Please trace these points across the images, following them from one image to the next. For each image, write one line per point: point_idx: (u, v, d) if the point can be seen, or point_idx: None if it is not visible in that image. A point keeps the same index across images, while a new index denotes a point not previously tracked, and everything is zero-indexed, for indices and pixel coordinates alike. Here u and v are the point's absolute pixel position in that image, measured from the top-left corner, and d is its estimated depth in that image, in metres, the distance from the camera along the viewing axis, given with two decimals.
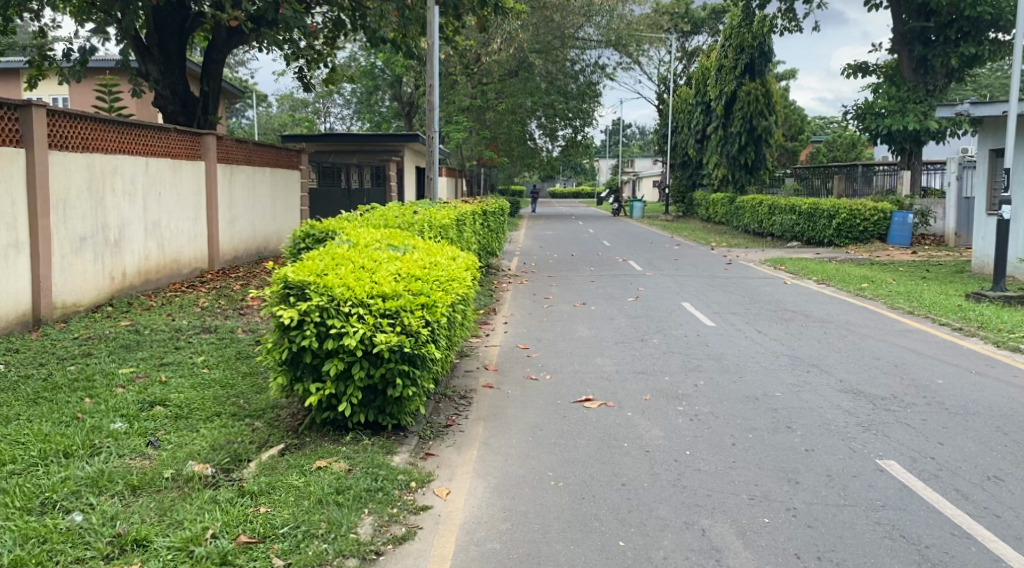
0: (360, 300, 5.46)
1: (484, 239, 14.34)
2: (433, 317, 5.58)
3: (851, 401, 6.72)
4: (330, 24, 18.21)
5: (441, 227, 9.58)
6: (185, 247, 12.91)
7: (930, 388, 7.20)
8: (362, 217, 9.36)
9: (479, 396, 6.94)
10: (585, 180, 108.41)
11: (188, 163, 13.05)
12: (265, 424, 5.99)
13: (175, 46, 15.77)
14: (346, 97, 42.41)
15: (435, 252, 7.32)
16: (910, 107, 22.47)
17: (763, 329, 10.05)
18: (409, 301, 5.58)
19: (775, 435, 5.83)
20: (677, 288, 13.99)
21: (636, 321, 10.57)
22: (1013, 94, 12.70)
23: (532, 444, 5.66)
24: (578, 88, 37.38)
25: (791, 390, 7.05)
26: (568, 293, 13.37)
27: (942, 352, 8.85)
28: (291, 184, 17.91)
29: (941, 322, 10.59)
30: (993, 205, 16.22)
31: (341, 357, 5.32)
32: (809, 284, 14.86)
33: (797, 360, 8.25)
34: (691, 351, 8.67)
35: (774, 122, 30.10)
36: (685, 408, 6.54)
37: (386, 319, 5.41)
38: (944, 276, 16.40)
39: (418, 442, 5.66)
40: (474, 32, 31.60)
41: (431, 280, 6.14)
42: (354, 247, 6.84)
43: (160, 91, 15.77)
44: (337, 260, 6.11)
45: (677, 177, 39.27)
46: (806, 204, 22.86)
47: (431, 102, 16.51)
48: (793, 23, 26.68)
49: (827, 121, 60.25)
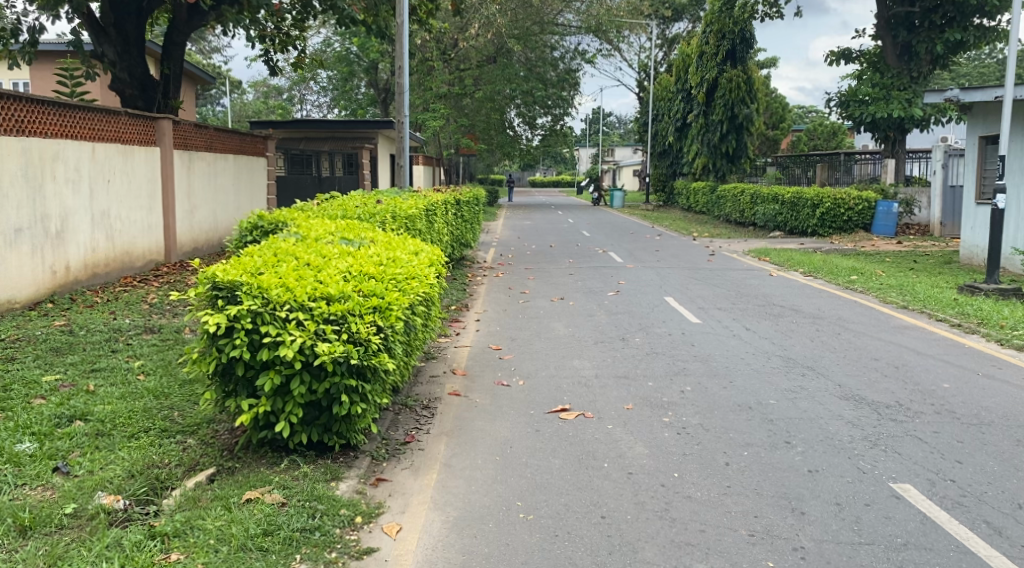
0: (300, 303, 4.75)
1: (457, 230, 13.66)
2: (387, 323, 4.90)
3: (853, 410, 6.09)
4: (297, 6, 17.35)
5: (408, 217, 8.86)
6: (138, 237, 12.08)
7: (937, 394, 6.59)
8: (318, 207, 8.65)
9: (443, 405, 6.25)
10: (564, 169, 107.88)
11: (141, 149, 12.19)
12: (198, 442, 5.27)
13: (133, 25, 14.82)
14: (321, 84, 41.40)
15: (395, 245, 6.61)
16: (893, 94, 22.01)
17: (752, 327, 9.40)
18: (358, 304, 4.89)
19: (774, 452, 5.18)
20: (658, 281, 13.34)
21: (616, 318, 9.91)
22: (1011, 78, 12.15)
23: (500, 465, 4.98)
24: (558, 74, 36.37)
25: (787, 398, 6.41)
26: (545, 287, 12.69)
27: (944, 351, 8.25)
28: (257, 171, 17.04)
29: (939, 317, 10.00)
30: (983, 194, 15.74)
31: (277, 369, 4.61)
32: (796, 276, 14.29)
33: (791, 361, 7.62)
34: (676, 351, 8.01)
35: (755, 110, 29.53)
36: (671, 419, 5.88)
37: (330, 325, 4.72)
38: (932, 267, 15.87)
39: (369, 464, 4.96)
40: (451, 16, 30.80)
41: (389, 278, 5.46)
42: (302, 241, 6.13)
43: (117, 74, 14.78)
44: (280, 257, 5.40)
45: (657, 166, 38.62)
46: (789, 193, 22.30)
47: (402, 85, 15.67)
48: (775, 9, 26.10)
49: (804, 110, 60.52)
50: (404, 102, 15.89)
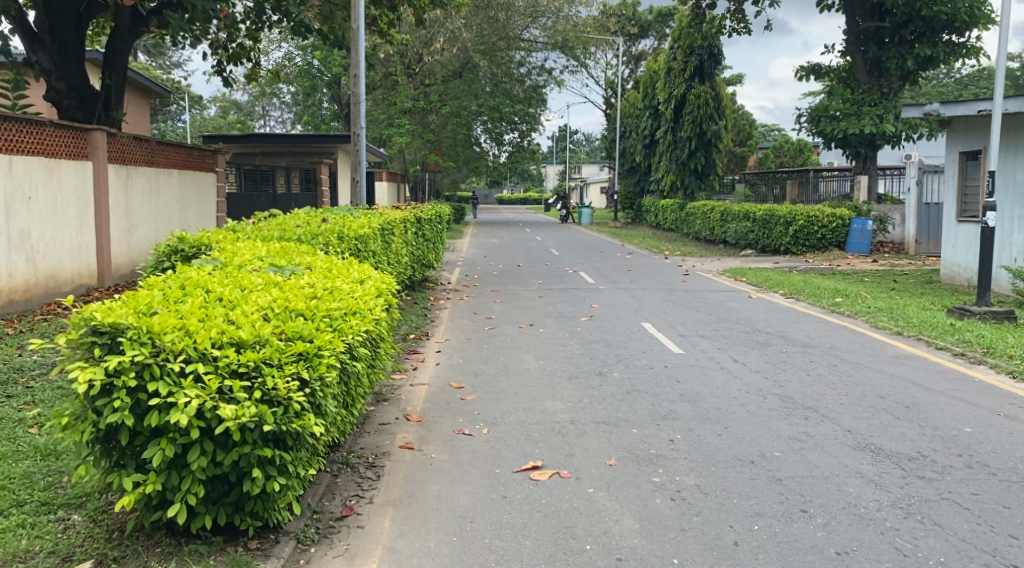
0: (201, 352, 3.78)
1: (417, 250, 12.70)
2: (315, 375, 3.96)
3: (872, 465, 5.23)
4: (249, 17, 16.37)
5: (358, 236, 7.85)
6: (65, 261, 10.87)
7: (961, 442, 5.75)
8: (254, 227, 7.65)
9: (391, 462, 5.29)
10: (531, 185, 107.56)
11: (69, 163, 11.05)
12: (85, 519, 4.21)
13: (71, 32, 13.58)
14: (282, 98, 40.05)
15: (334, 273, 5.64)
16: (865, 110, 21.52)
17: (739, 358, 8.52)
18: (278, 350, 3.94)
19: (790, 523, 4.32)
20: (634, 304, 12.47)
21: (590, 348, 8.99)
22: (998, 91, 11.51)
23: (457, 551, 4.05)
24: (524, 91, 35.80)
25: (792, 449, 5.52)
26: (513, 311, 11.72)
27: (954, 386, 7.45)
28: (207, 188, 15.89)
29: (939, 346, 9.20)
30: (964, 210, 15.19)
31: (171, 438, 3.65)
32: (777, 299, 13.52)
33: (790, 401, 6.72)
34: (659, 390, 7.08)
35: (723, 127, 28.97)
36: (662, 480, 4.98)
37: (239, 381, 3.75)
38: (913, 288, 15.24)
39: (292, 550, 3.99)
40: (414, 29, 29.81)
41: (323, 315, 4.50)
42: (221, 270, 5.15)
43: (53, 83, 13.56)
44: (185, 294, 4.42)
45: (624, 183, 38.00)
46: (760, 211, 21.56)
47: (357, 95, 14.66)
48: (743, 25, 25.54)
49: (767, 129, 60.77)
50: (360, 113, 14.89)
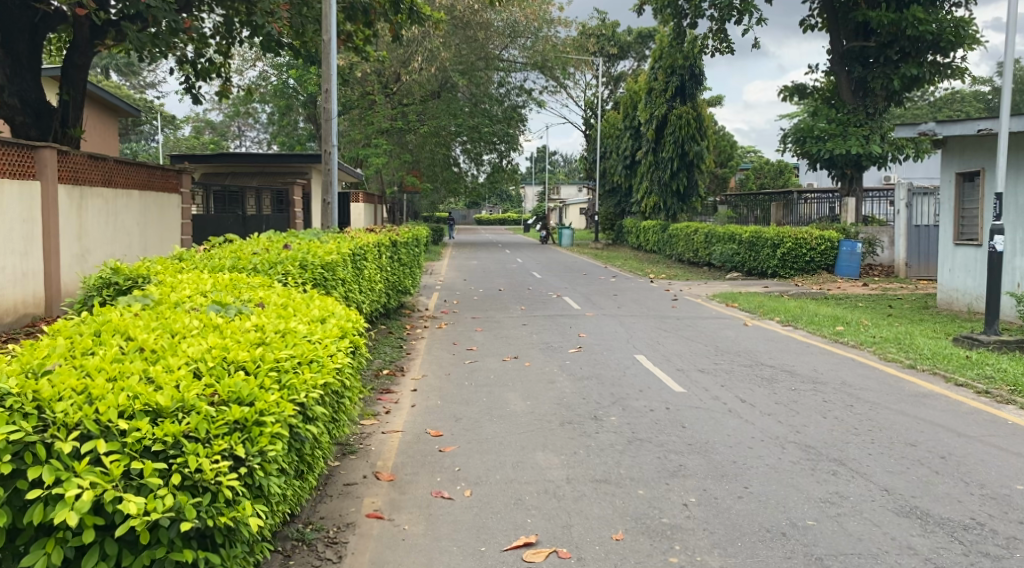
0: (102, 425, 2.91)
1: (393, 275, 11.83)
2: (253, 450, 3.13)
3: (924, 537, 4.44)
4: (217, 33, 15.53)
5: (324, 263, 6.97)
6: (6, 289, 9.87)
7: (1018, 504, 4.97)
8: (205, 254, 6.80)
9: (356, 537, 4.44)
10: (509, 206, 107.06)
11: (12, 182, 10.07)
12: None
13: (25, 44, 12.59)
14: (256, 118, 39.04)
15: (289, 310, 4.80)
16: (851, 130, 20.85)
17: (746, 397, 7.73)
18: (207, 418, 3.09)
19: None
20: (623, 333, 11.67)
21: (581, 385, 8.17)
22: (1003, 111, 10.86)
23: None
24: (503, 111, 34.90)
25: (828, 516, 4.72)
26: (495, 342, 10.87)
27: (987, 431, 6.70)
28: (171, 211, 14.96)
29: (958, 382, 8.46)
30: (961, 233, 14.59)
31: (61, 538, 2.78)
32: (772, 327, 12.82)
33: (813, 452, 5.94)
34: (664, 438, 6.27)
35: (705, 147, 28.34)
36: (680, 560, 4.17)
37: (152, 462, 2.89)
38: (909, 314, 14.57)
39: None
40: (392, 47, 29.02)
41: (269, 368, 3.66)
42: (150, 310, 4.31)
43: (5, 99, 12.52)
44: (94, 345, 3.55)
45: (605, 205, 37.36)
46: (746, 232, 20.84)
47: (328, 111, 13.81)
48: (726, 45, 25.03)
49: (745, 151, 60.80)
50: (331, 130, 14.04)
